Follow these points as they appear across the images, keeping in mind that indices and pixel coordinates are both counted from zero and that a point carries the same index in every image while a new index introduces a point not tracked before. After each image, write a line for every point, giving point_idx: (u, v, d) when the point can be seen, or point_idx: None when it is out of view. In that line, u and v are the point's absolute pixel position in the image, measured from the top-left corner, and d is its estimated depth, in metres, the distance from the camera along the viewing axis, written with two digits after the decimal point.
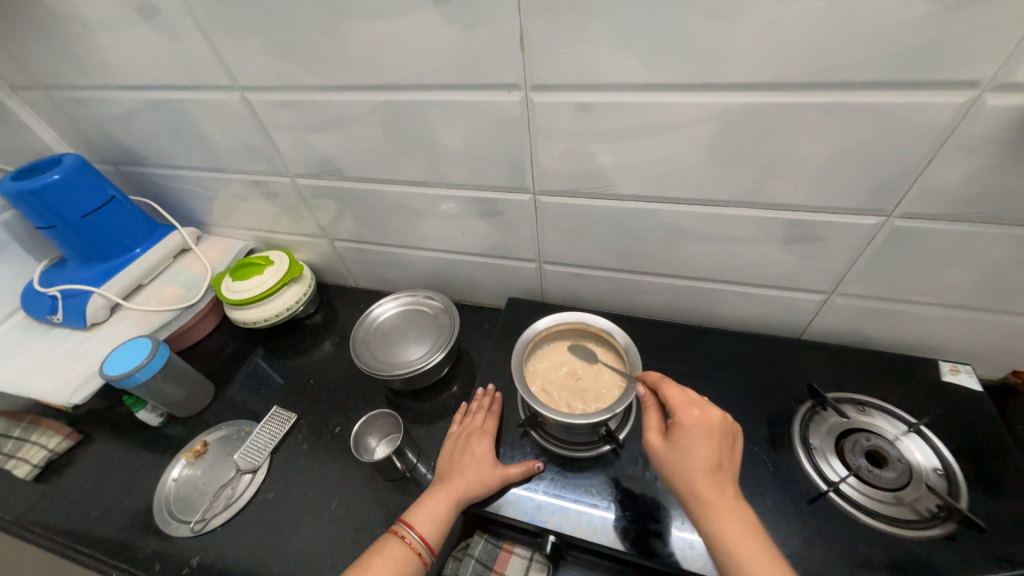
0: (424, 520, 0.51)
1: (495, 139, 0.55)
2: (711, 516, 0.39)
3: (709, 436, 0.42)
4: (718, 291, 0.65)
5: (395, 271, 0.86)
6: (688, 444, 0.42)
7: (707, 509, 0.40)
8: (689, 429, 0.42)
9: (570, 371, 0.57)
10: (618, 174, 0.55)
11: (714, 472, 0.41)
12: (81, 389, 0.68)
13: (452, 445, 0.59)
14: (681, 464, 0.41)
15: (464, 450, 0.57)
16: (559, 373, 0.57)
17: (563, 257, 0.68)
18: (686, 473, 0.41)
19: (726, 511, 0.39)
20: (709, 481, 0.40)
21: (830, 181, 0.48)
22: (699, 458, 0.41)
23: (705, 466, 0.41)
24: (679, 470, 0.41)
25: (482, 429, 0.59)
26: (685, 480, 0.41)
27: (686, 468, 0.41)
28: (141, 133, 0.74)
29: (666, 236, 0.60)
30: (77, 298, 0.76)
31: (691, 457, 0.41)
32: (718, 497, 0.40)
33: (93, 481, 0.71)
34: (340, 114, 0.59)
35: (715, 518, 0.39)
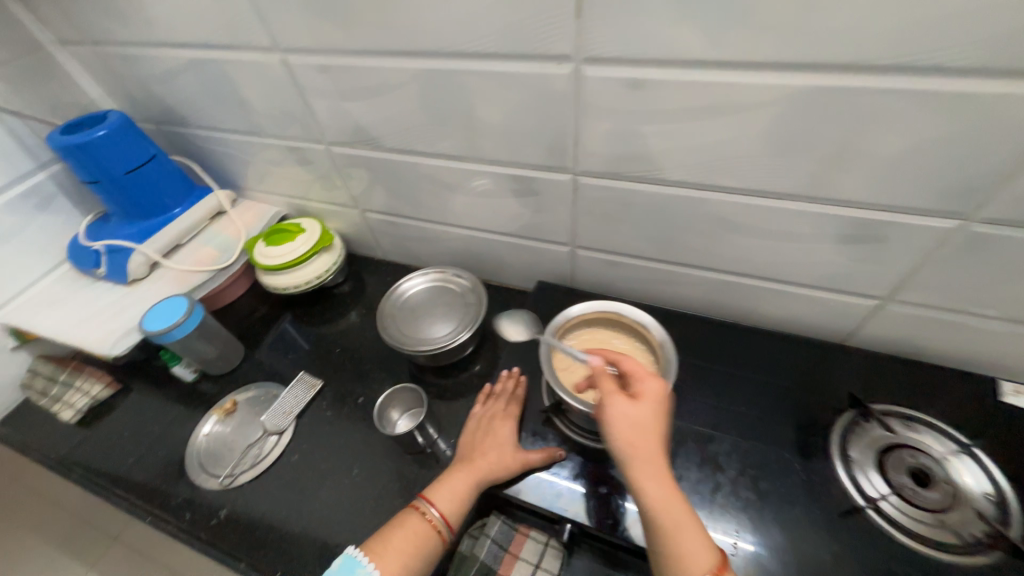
0: (444, 498, 0.52)
1: (537, 114, 0.53)
2: (642, 477, 0.42)
3: (653, 403, 0.45)
4: (761, 288, 0.61)
5: (423, 246, 0.85)
6: (635, 403, 0.44)
7: (642, 468, 0.42)
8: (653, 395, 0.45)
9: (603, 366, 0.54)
10: (665, 158, 0.51)
11: (647, 434, 0.43)
12: (122, 342, 0.71)
13: (474, 426, 0.59)
14: (620, 421, 0.43)
15: (486, 432, 0.57)
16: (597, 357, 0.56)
17: (598, 242, 0.66)
18: (625, 428, 0.43)
19: (656, 473, 0.42)
20: (649, 437, 0.43)
21: (904, 178, 0.44)
22: (636, 418, 0.44)
23: (641, 428, 0.44)
24: (621, 422, 0.44)
25: (506, 412, 0.59)
26: (625, 434, 0.43)
27: (627, 425, 0.43)
28: (182, 93, 0.74)
29: (711, 227, 0.56)
30: (119, 253, 0.78)
31: (630, 415, 0.44)
32: (654, 460, 0.42)
33: (131, 429, 0.75)
34: (378, 82, 0.58)
35: (643, 477, 0.42)
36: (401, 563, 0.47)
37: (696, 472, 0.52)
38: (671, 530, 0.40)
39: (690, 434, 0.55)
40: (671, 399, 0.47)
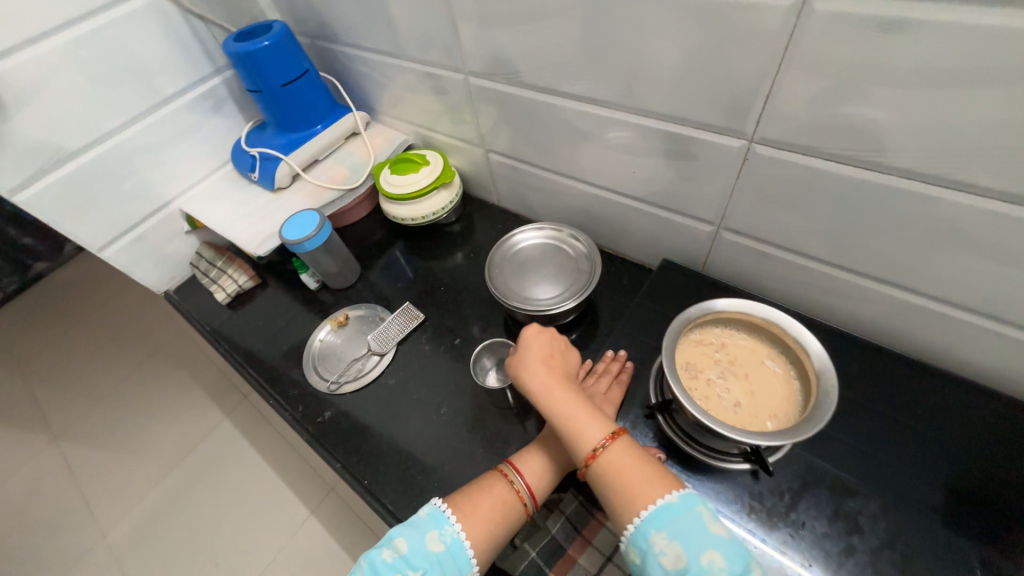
0: (533, 472, 0.51)
1: (725, 58, 0.42)
2: (551, 395, 0.50)
3: (539, 341, 0.56)
4: (973, 326, 0.47)
5: (541, 198, 0.80)
6: (523, 345, 0.56)
7: (546, 391, 0.51)
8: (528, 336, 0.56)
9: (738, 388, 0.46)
10: (895, 135, 0.38)
11: (548, 368, 0.53)
12: (265, 243, 0.78)
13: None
14: (525, 358, 0.54)
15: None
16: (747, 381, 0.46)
17: (753, 228, 0.55)
18: (530, 364, 0.53)
19: (566, 392, 0.51)
20: (550, 377, 0.52)
21: None
22: (535, 353, 0.55)
23: (543, 361, 0.54)
24: (520, 365, 0.54)
25: (606, 397, 0.54)
26: (529, 372, 0.53)
27: (529, 362, 0.54)
28: (337, 6, 0.74)
29: (930, 236, 0.43)
30: (270, 162, 0.85)
31: (533, 352, 0.55)
32: (558, 381, 0.51)
33: (265, 320, 0.86)
34: (536, 4, 0.51)
35: (557, 396, 0.50)
36: (488, 528, 0.47)
37: (824, 526, 0.44)
38: (574, 426, 0.48)
39: (819, 476, 0.47)
40: (558, 341, 0.57)
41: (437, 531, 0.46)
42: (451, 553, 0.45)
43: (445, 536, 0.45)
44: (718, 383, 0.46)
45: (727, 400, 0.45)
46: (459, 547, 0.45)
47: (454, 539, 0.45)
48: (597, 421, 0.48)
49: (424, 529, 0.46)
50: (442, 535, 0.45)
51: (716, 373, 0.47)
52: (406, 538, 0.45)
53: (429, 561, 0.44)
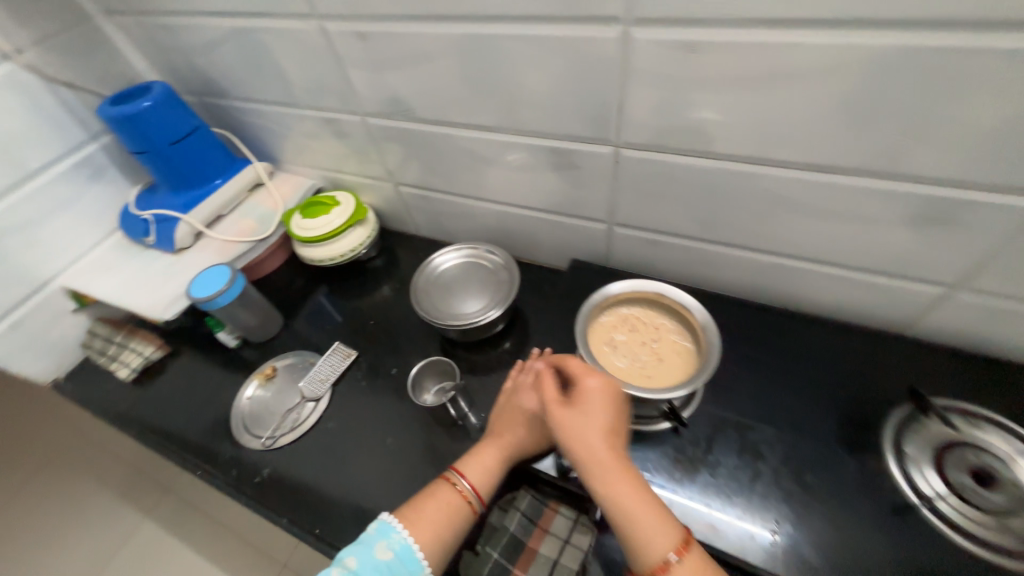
0: (476, 472, 0.53)
1: (582, 82, 0.50)
2: (619, 486, 0.42)
3: (605, 408, 0.46)
4: (812, 272, 0.58)
5: (456, 222, 0.84)
6: (579, 408, 0.46)
7: (606, 475, 0.43)
8: (589, 393, 0.46)
9: (632, 357, 0.52)
10: (719, 130, 0.48)
11: (612, 447, 0.44)
12: (171, 307, 0.74)
13: (504, 402, 0.59)
14: (575, 429, 0.45)
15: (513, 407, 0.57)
16: (641, 368, 0.51)
17: (638, 220, 0.63)
18: (587, 438, 0.44)
19: (632, 482, 0.43)
20: (610, 454, 0.44)
21: (995, 152, 0.39)
22: (598, 428, 0.45)
23: (608, 439, 0.44)
24: (577, 436, 0.45)
25: None
26: (592, 446, 0.44)
27: (581, 432, 0.45)
28: (222, 63, 0.75)
29: (764, 205, 0.53)
30: (167, 223, 0.81)
31: (584, 425, 0.45)
32: (625, 468, 0.44)
33: (181, 390, 0.80)
34: (416, 49, 0.56)
35: (624, 485, 0.42)
36: (435, 532, 0.49)
37: (735, 460, 0.51)
38: (631, 525, 0.41)
39: (726, 420, 0.54)
40: (620, 397, 0.47)
41: (385, 541, 0.48)
42: (401, 559, 0.47)
43: (393, 544, 0.48)
44: (629, 341, 0.53)
45: (612, 349, 0.53)
46: (408, 552, 0.47)
47: (402, 544, 0.48)
48: (662, 520, 0.41)
49: (373, 542, 0.48)
50: (390, 543, 0.48)
51: (636, 338, 0.54)
52: (354, 553, 0.47)
53: (380, 569, 0.46)
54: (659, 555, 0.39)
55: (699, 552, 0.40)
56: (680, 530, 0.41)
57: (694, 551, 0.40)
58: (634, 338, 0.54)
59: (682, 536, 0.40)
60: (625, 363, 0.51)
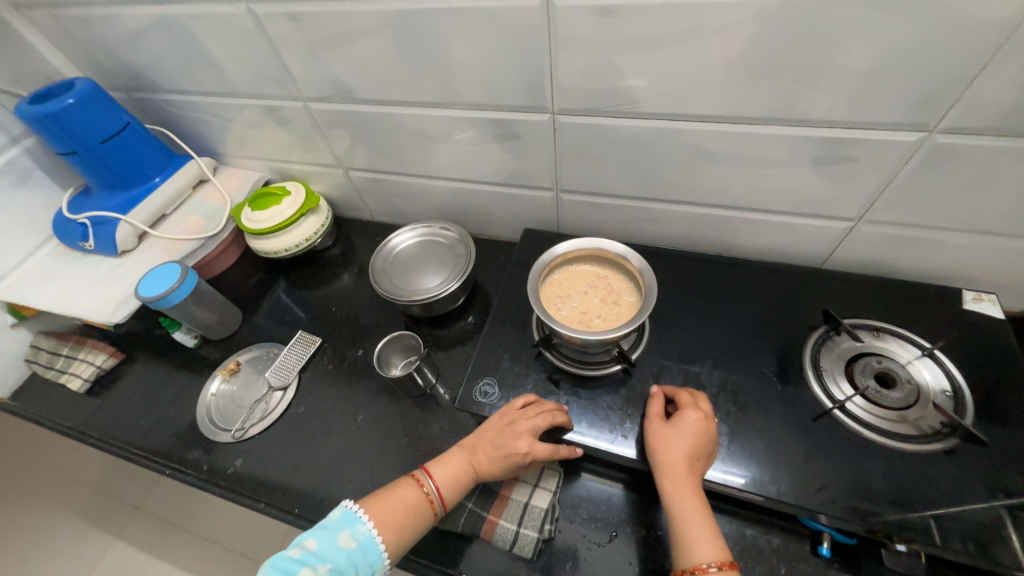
0: (446, 478, 0.53)
1: (512, 51, 0.53)
2: (680, 495, 0.45)
3: (701, 435, 0.48)
4: (739, 219, 0.64)
5: (410, 203, 0.85)
6: (678, 427, 0.48)
7: (672, 485, 0.46)
8: (694, 420, 0.48)
9: (575, 299, 0.57)
10: (641, 90, 0.52)
11: (691, 466, 0.46)
12: (120, 310, 0.72)
13: (496, 425, 0.54)
14: (669, 447, 0.47)
15: (503, 436, 0.53)
16: (562, 309, 0.56)
17: (581, 185, 0.67)
18: (674, 455, 0.47)
19: (692, 494, 0.46)
20: (683, 471, 0.46)
21: (871, 92, 0.45)
22: (685, 450, 0.47)
23: (689, 459, 0.47)
24: (664, 451, 0.47)
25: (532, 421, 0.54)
26: (669, 456, 0.47)
27: (673, 449, 0.47)
28: (149, 55, 0.72)
29: (689, 159, 0.58)
30: (106, 225, 0.78)
31: (680, 447, 0.47)
32: (691, 483, 0.46)
33: (141, 395, 0.78)
34: (350, 27, 0.57)
35: (685, 495, 0.45)
36: (396, 533, 0.49)
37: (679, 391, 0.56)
38: (680, 529, 0.45)
39: (671, 358, 0.59)
40: (715, 434, 0.49)
41: (349, 530, 0.48)
42: (362, 550, 0.47)
43: (357, 534, 0.48)
44: (592, 297, 0.57)
45: (577, 286, 0.58)
46: (370, 543, 0.47)
47: (365, 536, 0.48)
48: (713, 537, 0.44)
49: (336, 529, 0.48)
50: (354, 534, 0.47)
51: (592, 293, 0.57)
52: (316, 536, 0.47)
53: (341, 557, 0.46)
54: (698, 560, 0.43)
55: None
56: (725, 550, 0.43)
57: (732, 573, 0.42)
58: (597, 299, 0.57)
59: (726, 556, 0.43)
60: (568, 297, 0.57)
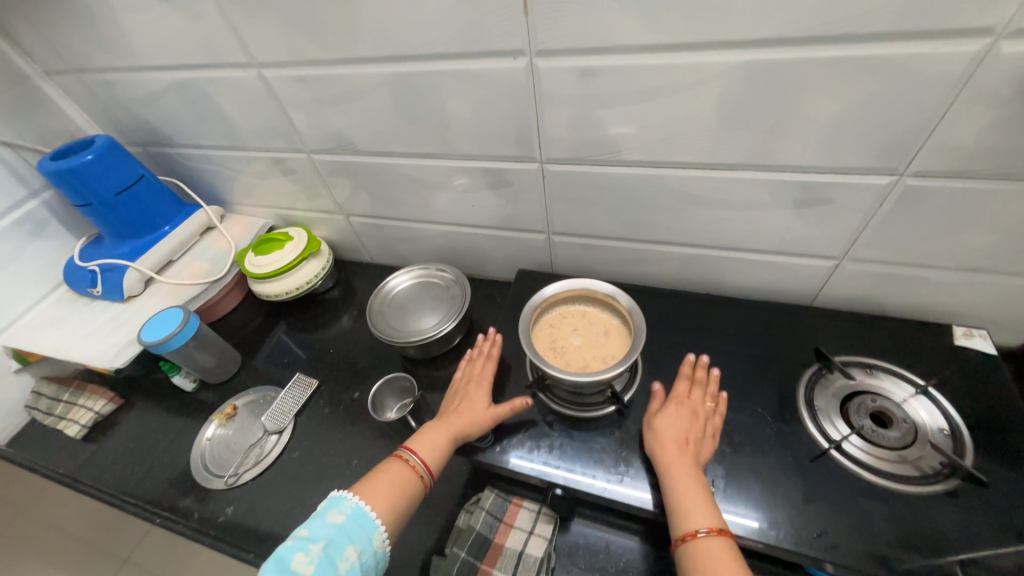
0: (427, 447, 0.55)
1: (501, 108, 0.56)
2: (673, 472, 0.49)
3: (688, 423, 0.53)
4: (726, 259, 0.65)
5: (408, 246, 0.88)
6: (667, 416, 0.53)
7: (666, 464, 0.50)
8: (681, 409, 0.54)
9: (587, 333, 0.58)
10: (624, 141, 0.55)
11: (681, 446, 0.51)
12: (121, 354, 0.73)
13: (451, 391, 0.63)
14: (659, 432, 0.52)
15: (463, 397, 0.61)
16: (582, 322, 0.59)
17: (572, 227, 0.70)
18: (663, 438, 0.51)
19: (685, 471, 0.49)
20: (674, 450, 0.50)
21: (839, 140, 0.47)
22: (673, 433, 0.52)
23: (678, 441, 0.51)
24: (655, 436, 0.52)
25: (481, 375, 0.63)
26: (660, 440, 0.52)
27: (663, 433, 0.52)
28: (166, 113, 0.77)
29: (674, 203, 0.60)
30: (114, 272, 0.81)
31: (668, 431, 0.52)
32: (683, 462, 0.50)
33: (137, 441, 0.77)
34: (353, 87, 0.61)
35: (677, 472, 0.49)
36: (388, 503, 0.51)
37: None
38: (675, 505, 0.47)
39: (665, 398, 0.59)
40: (707, 423, 0.53)
41: (336, 508, 0.50)
42: (354, 520, 0.49)
43: (346, 508, 0.49)
44: (577, 343, 0.57)
45: (597, 341, 0.57)
46: (361, 513, 0.49)
47: (354, 507, 0.49)
48: (707, 508, 0.46)
49: (324, 513, 0.49)
50: (342, 508, 0.49)
51: (574, 343, 0.57)
52: (307, 525, 0.48)
53: (334, 531, 0.47)
54: (690, 528, 0.45)
55: (729, 543, 0.44)
56: (719, 520, 0.46)
57: (726, 540, 0.44)
58: (572, 347, 0.57)
59: (719, 524, 0.45)
60: (590, 332, 0.58)
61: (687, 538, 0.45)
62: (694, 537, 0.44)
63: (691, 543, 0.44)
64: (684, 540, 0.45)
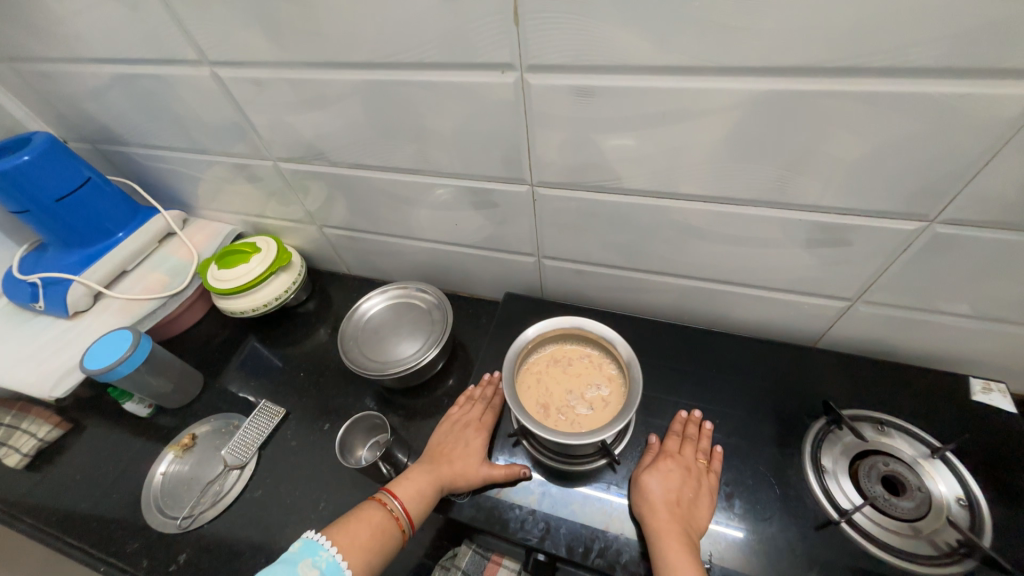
0: (411, 494, 0.52)
1: (488, 126, 0.50)
2: (661, 537, 0.45)
3: (679, 483, 0.48)
4: (730, 293, 0.60)
5: (387, 260, 0.82)
6: (657, 474, 0.50)
7: (655, 531, 0.46)
8: (672, 466, 0.50)
9: (583, 397, 0.51)
10: (623, 167, 0.49)
11: (671, 508, 0.47)
12: (63, 382, 0.66)
13: (445, 429, 0.59)
14: (647, 491, 0.49)
15: (457, 440, 0.57)
16: (594, 398, 0.51)
17: (563, 252, 0.64)
18: (651, 500, 0.48)
19: (674, 537, 0.45)
20: (663, 514, 0.46)
21: (866, 182, 0.42)
22: (662, 495, 0.48)
23: (668, 503, 0.47)
24: (643, 495, 0.49)
25: (480, 422, 0.58)
26: (648, 501, 0.48)
27: (651, 494, 0.48)
28: (113, 110, 0.69)
29: (677, 235, 0.54)
30: (58, 285, 0.73)
31: (658, 490, 0.48)
32: (673, 527, 0.46)
33: (84, 471, 0.71)
34: (319, 94, 0.54)
35: (666, 538, 0.45)
36: (365, 557, 0.47)
37: None
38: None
39: None
40: (701, 485, 0.49)
41: (310, 559, 0.46)
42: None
43: (320, 561, 0.46)
44: (570, 385, 0.53)
45: (572, 406, 0.51)
46: (335, 569, 0.45)
47: (330, 562, 0.46)
48: None
49: (296, 561, 0.45)
50: (316, 562, 0.45)
51: (559, 385, 0.53)
52: (275, 572, 0.44)
53: None
54: None
55: None
56: None
57: None
58: (560, 379, 0.53)
59: None
60: (586, 403, 0.51)
61: None
62: None
63: None
64: None
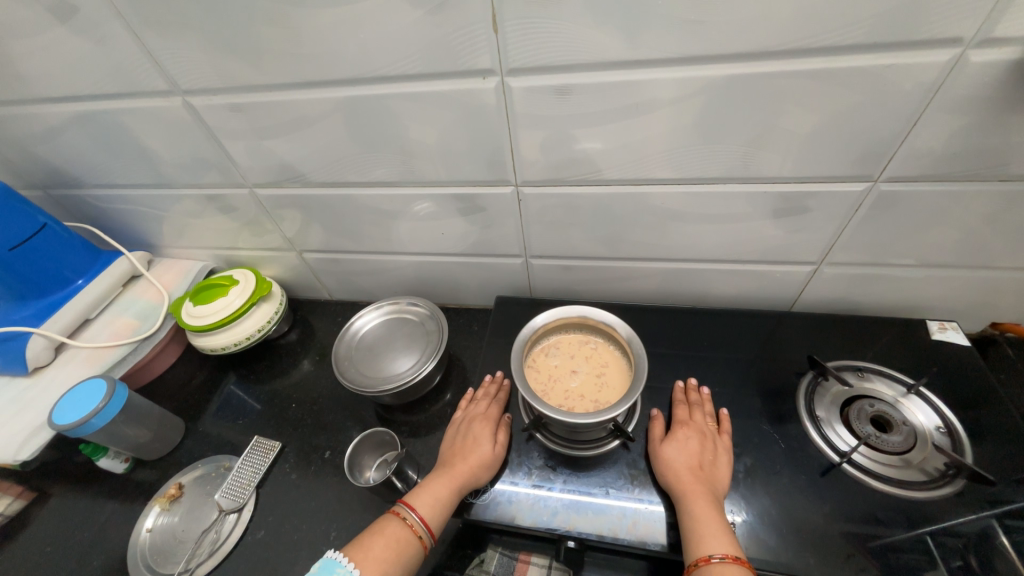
0: (428, 503, 0.50)
1: (471, 131, 0.52)
2: (690, 499, 0.47)
3: (697, 448, 0.51)
4: (708, 271, 0.64)
5: (373, 279, 0.81)
6: (676, 442, 0.52)
7: (681, 492, 0.48)
8: (687, 433, 0.53)
9: (568, 370, 0.55)
10: (601, 158, 0.52)
11: (693, 472, 0.49)
12: (29, 444, 0.62)
13: (454, 431, 0.59)
14: (667, 460, 0.51)
15: (467, 435, 0.57)
16: (567, 378, 0.54)
17: (550, 250, 0.66)
18: (675, 466, 0.50)
19: (703, 500, 0.47)
20: (686, 476, 0.49)
21: (818, 151, 0.47)
22: (684, 460, 0.50)
23: (690, 469, 0.50)
24: (665, 464, 0.51)
25: (485, 414, 0.59)
26: (671, 468, 0.50)
27: (673, 461, 0.51)
28: (70, 151, 0.66)
29: (656, 220, 0.58)
30: (13, 341, 0.68)
31: (679, 457, 0.51)
32: (700, 490, 0.48)
33: (52, 543, 0.64)
34: (300, 115, 0.54)
35: (694, 501, 0.47)
36: (383, 570, 0.46)
37: None
38: (693, 535, 0.45)
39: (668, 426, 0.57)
40: (718, 449, 0.52)
41: None
42: None
43: None
44: (557, 368, 0.56)
45: (558, 374, 0.55)
46: None
47: None
48: (724, 535, 0.44)
49: None
50: None
51: (549, 380, 0.54)
52: None
53: None
54: (703, 554, 0.43)
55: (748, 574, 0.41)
56: (737, 550, 0.43)
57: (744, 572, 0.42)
58: (546, 378, 0.55)
59: (736, 554, 0.43)
60: (565, 378, 0.54)
61: (700, 564, 0.42)
62: (707, 563, 0.42)
63: (704, 570, 0.42)
64: (697, 567, 0.42)
